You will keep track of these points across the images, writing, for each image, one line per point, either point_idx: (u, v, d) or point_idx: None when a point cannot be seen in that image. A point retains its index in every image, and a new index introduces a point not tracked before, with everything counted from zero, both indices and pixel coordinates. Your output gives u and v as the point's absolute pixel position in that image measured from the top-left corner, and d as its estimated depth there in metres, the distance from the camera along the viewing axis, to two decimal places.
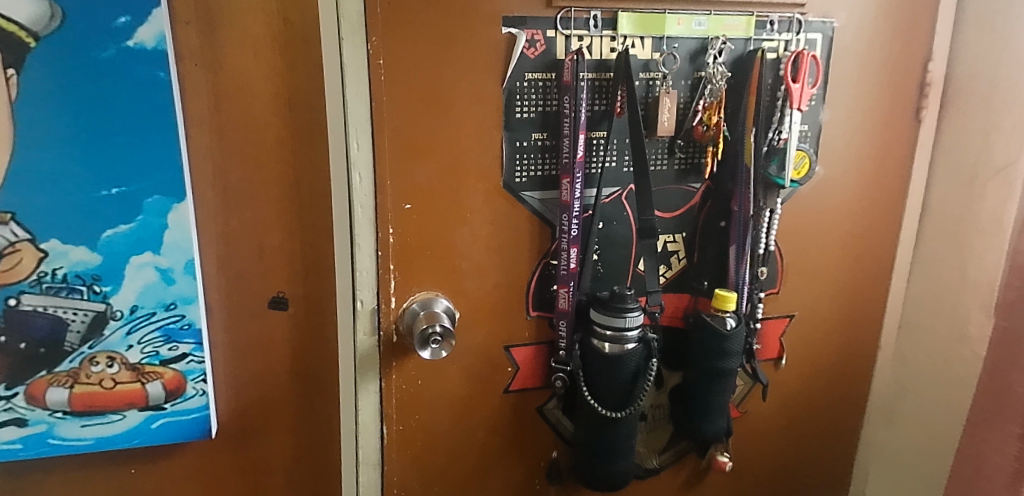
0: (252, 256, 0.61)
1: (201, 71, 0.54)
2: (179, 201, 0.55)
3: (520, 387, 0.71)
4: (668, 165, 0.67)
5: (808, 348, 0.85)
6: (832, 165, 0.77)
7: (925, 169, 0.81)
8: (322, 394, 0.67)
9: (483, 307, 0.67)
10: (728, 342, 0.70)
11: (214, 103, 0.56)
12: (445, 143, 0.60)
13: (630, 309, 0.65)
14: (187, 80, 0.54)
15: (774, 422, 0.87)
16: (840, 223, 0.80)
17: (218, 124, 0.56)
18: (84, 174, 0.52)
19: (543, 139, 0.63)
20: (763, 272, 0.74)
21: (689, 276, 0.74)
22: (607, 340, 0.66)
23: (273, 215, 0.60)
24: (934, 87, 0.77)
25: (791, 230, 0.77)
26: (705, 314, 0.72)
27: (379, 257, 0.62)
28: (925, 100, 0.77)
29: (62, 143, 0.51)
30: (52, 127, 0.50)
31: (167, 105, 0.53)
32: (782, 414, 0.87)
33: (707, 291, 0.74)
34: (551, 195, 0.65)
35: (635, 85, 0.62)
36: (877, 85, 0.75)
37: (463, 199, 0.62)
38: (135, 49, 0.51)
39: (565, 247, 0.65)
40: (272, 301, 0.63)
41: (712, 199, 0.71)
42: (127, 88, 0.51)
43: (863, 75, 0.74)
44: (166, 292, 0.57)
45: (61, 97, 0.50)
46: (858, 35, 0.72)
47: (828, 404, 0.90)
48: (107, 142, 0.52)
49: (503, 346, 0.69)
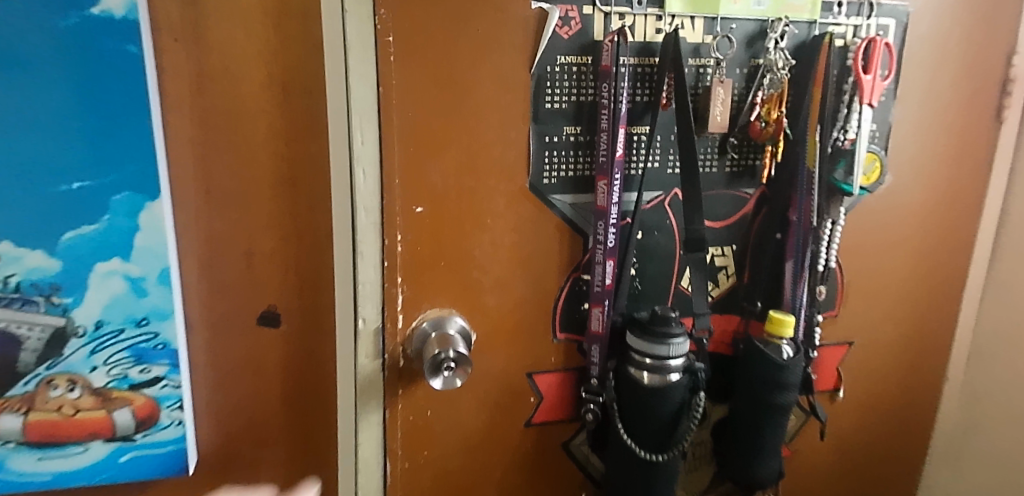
0: (239, 265, 0.53)
1: (182, 49, 0.48)
2: (153, 198, 0.47)
3: (544, 419, 0.62)
4: (717, 166, 0.59)
5: (871, 380, 0.74)
6: (901, 171, 0.67)
7: (1005, 177, 0.71)
8: (319, 421, 0.59)
9: (503, 328, 0.58)
10: (785, 374, 0.61)
11: (196, 86, 0.49)
12: (464, 136, 0.51)
13: (673, 334, 0.56)
14: (166, 58, 0.47)
15: (828, 463, 0.77)
16: (909, 237, 0.70)
17: (201, 110, 0.49)
18: (41, 164, 0.45)
19: (576, 134, 0.54)
20: (820, 291, 0.64)
21: (739, 295, 0.64)
22: (646, 369, 0.57)
23: (265, 217, 0.52)
24: (1017, 85, 0.68)
25: (855, 245, 0.67)
26: (757, 339, 0.63)
27: (386, 270, 0.52)
28: (1007, 99, 0.68)
29: (16, 126, 0.44)
30: (6, 108, 0.43)
31: (140, 86, 0.45)
32: (837, 454, 0.77)
33: (759, 314, 0.64)
34: (583, 200, 0.56)
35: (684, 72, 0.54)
36: (955, 81, 0.66)
37: (482, 203, 0.53)
38: (101, 18, 0.44)
39: (600, 259, 0.56)
40: (261, 316, 0.55)
41: (769, 204, 0.62)
42: (92, 66, 0.44)
43: (939, 68, 0.65)
44: (136, 306, 0.49)
45: (14, 73, 0.43)
46: (934, 24, 0.63)
47: (890, 443, 0.79)
48: (68, 126, 0.45)
49: (525, 373, 0.60)
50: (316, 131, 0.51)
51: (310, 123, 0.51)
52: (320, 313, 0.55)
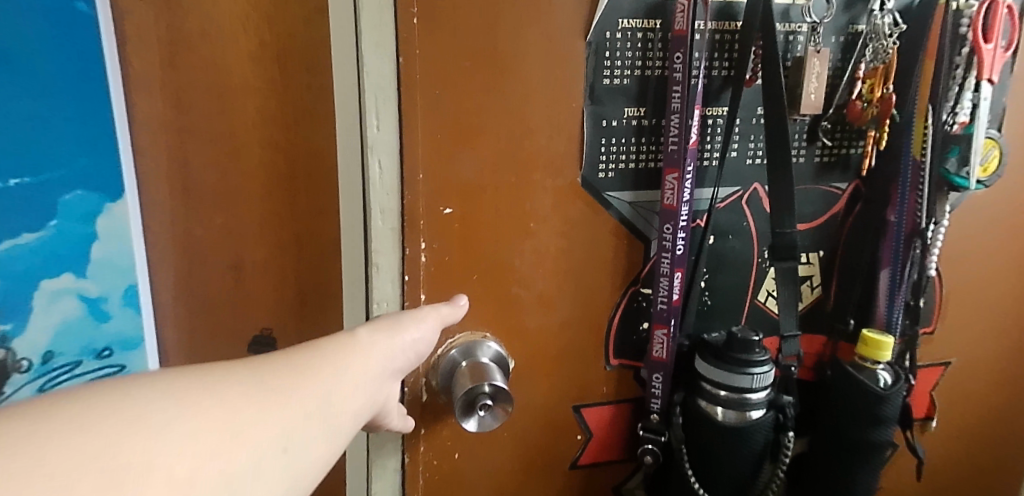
0: (226, 280, 0.43)
1: (150, 8, 0.38)
2: (117, 199, 0.38)
3: (592, 460, 0.52)
4: (805, 156, 0.49)
5: (976, 412, 0.62)
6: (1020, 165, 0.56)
7: None
8: None
9: (547, 353, 0.48)
10: (883, 408, 0.50)
11: (168, 57, 0.39)
12: (503, 121, 0.41)
13: (756, 362, 0.46)
14: (128, 21, 0.38)
15: None
16: None
17: (174, 88, 0.39)
18: None
19: (639, 118, 0.44)
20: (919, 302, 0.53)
21: (826, 311, 0.55)
22: (721, 404, 0.47)
23: (258, 221, 0.43)
24: None
25: (960, 251, 0.57)
26: (850, 362, 0.53)
27: (406, 285, 0.42)
28: None
29: None
30: None
31: (95, 57, 0.36)
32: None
33: (851, 333, 0.54)
34: (645, 197, 0.46)
35: (775, 39, 0.43)
36: None
37: (524, 202, 0.43)
38: None
39: (666, 272, 0.46)
40: (253, 342, 0.45)
41: (865, 201, 0.52)
42: (27, 17, 0.32)
43: None
44: (97, 334, 0.38)
45: None
46: None
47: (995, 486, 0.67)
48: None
49: (571, 406, 0.50)
50: (319, 115, 0.41)
51: (311, 105, 0.41)
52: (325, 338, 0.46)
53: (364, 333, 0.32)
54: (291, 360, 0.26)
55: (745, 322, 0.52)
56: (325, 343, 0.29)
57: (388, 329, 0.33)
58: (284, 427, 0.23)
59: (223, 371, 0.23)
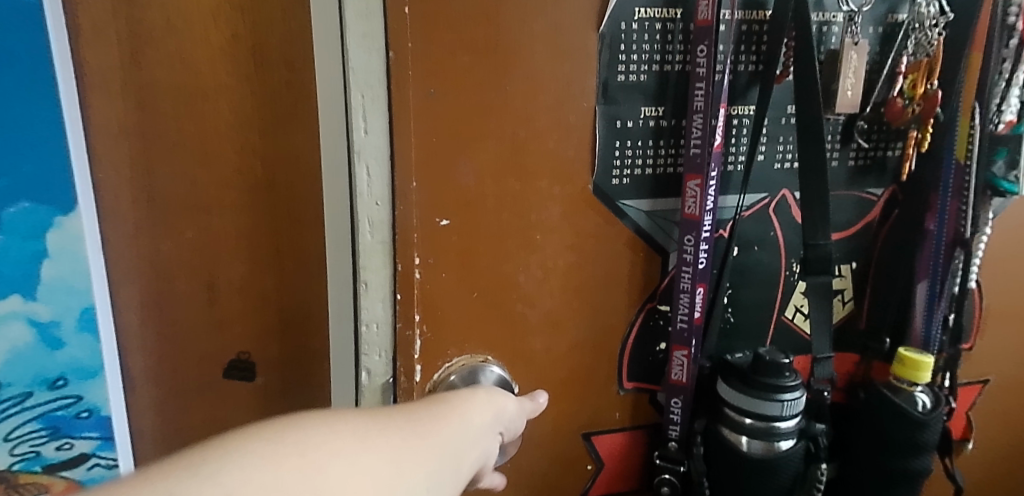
0: (199, 300, 0.39)
1: None
2: (68, 214, 0.35)
3: (604, 492, 0.48)
4: (838, 159, 0.45)
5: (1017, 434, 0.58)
6: None
7: None
8: None
9: (554, 377, 0.43)
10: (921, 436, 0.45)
11: (129, 50, 0.34)
12: (506, 123, 0.37)
13: (785, 387, 0.42)
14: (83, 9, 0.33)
15: None
16: None
17: (135, 87, 0.35)
18: None
19: (657, 118, 0.40)
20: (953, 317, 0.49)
21: (857, 328, 0.50)
22: (747, 434, 0.42)
23: (233, 233, 0.38)
24: None
25: (1005, 262, 0.52)
26: (882, 383, 0.48)
27: (398, 305, 0.38)
28: None
29: None
30: None
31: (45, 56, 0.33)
32: None
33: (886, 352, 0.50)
34: (663, 205, 0.42)
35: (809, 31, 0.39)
36: None
37: (530, 212, 0.39)
38: None
39: (686, 287, 0.42)
40: (230, 369, 0.40)
41: (901, 207, 0.48)
42: None
43: None
44: (49, 362, 0.37)
45: None
46: None
47: None
48: None
49: (581, 434, 0.46)
50: (302, 117, 0.37)
51: (293, 105, 0.37)
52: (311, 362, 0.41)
53: (464, 394, 0.29)
54: (414, 413, 0.24)
55: (770, 340, 0.48)
56: (433, 402, 0.27)
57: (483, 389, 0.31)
58: (414, 480, 0.21)
59: (362, 415, 0.21)
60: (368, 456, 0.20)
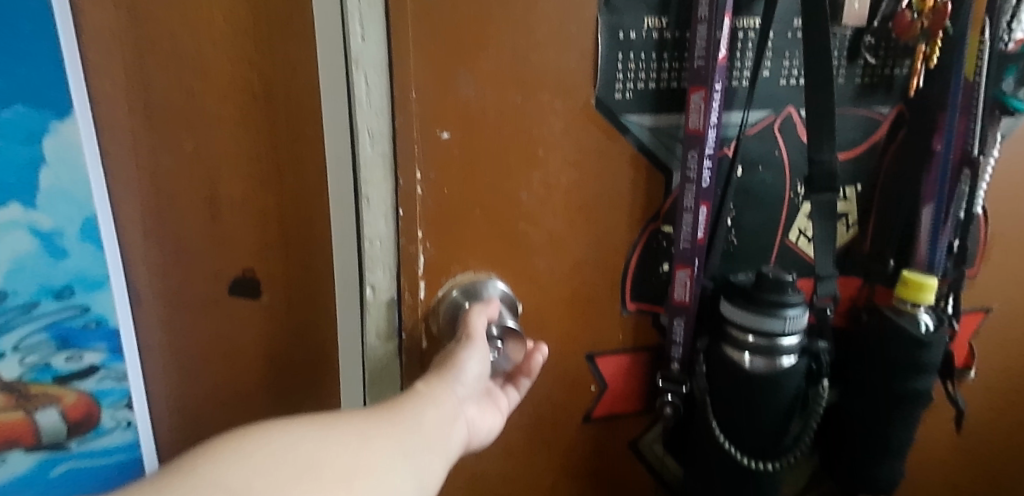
0: (203, 215, 0.40)
1: None
2: (64, 119, 0.35)
3: (608, 412, 0.49)
4: (844, 77, 0.44)
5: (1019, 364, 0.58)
6: None
7: None
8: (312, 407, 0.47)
9: (558, 299, 0.44)
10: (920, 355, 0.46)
11: None
12: (507, 31, 0.36)
13: (790, 304, 0.42)
14: None
15: (958, 465, 0.60)
16: None
17: None
18: None
19: (661, 29, 0.39)
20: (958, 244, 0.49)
21: (861, 255, 0.50)
22: (750, 350, 0.42)
23: (235, 148, 0.39)
24: None
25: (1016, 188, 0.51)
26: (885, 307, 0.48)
27: (400, 220, 0.38)
28: None
29: None
30: None
31: None
32: (971, 454, 0.60)
33: (891, 276, 0.50)
34: (667, 122, 0.41)
35: None
36: None
37: (534, 126, 0.39)
38: None
39: (690, 205, 0.42)
40: (236, 282, 0.42)
41: (908, 127, 0.47)
42: None
43: None
44: (53, 271, 0.36)
45: None
46: None
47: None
48: None
49: (586, 356, 0.46)
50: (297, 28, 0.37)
51: (289, 13, 0.37)
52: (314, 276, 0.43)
53: (429, 379, 0.34)
54: (372, 410, 0.29)
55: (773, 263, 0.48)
56: (398, 398, 0.32)
57: (450, 365, 0.35)
58: (376, 456, 0.26)
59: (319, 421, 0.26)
60: (331, 451, 0.24)
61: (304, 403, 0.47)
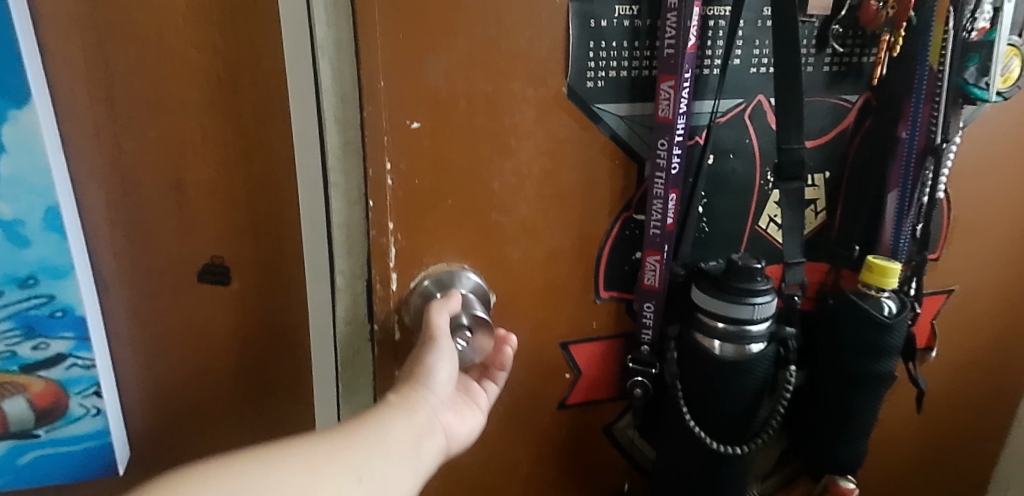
0: (170, 202, 0.39)
1: None
2: (21, 106, 0.33)
3: (582, 400, 0.49)
4: (813, 65, 0.44)
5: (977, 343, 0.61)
6: None
7: None
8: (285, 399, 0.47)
9: (532, 287, 0.44)
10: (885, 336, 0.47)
11: None
12: (477, 20, 0.36)
13: (756, 291, 0.43)
14: None
15: (918, 441, 0.63)
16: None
17: None
18: None
19: (632, 17, 0.39)
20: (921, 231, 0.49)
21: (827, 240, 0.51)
22: (717, 336, 0.43)
23: (200, 134, 0.38)
24: None
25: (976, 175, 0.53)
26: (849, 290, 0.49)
27: (371, 212, 0.38)
28: None
29: None
30: None
31: None
32: (930, 429, 0.63)
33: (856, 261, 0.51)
34: (639, 111, 0.42)
35: None
36: None
37: (506, 117, 0.39)
38: None
39: (660, 193, 0.42)
40: (205, 271, 0.41)
41: (875, 114, 0.48)
42: None
43: None
44: (16, 261, 0.35)
45: None
46: None
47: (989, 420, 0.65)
48: None
49: (560, 344, 0.47)
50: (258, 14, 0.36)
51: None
52: (284, 266, 0.43)
53: (399, 391, 0.33)
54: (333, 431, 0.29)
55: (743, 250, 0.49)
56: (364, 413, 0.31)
57: (418, 374, 0.34)
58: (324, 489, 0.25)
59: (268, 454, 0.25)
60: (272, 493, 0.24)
61: (278, 393, 0.46)
